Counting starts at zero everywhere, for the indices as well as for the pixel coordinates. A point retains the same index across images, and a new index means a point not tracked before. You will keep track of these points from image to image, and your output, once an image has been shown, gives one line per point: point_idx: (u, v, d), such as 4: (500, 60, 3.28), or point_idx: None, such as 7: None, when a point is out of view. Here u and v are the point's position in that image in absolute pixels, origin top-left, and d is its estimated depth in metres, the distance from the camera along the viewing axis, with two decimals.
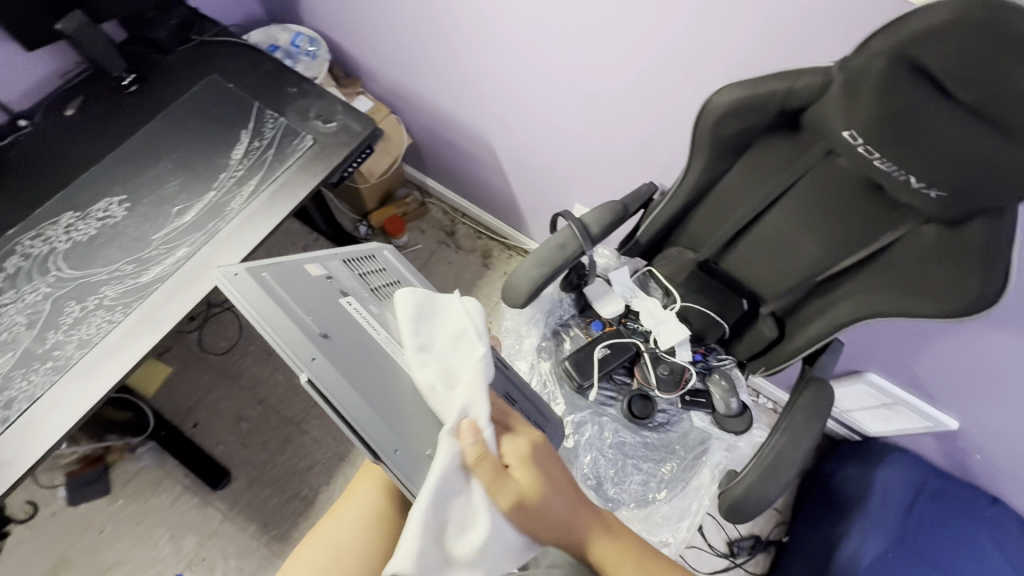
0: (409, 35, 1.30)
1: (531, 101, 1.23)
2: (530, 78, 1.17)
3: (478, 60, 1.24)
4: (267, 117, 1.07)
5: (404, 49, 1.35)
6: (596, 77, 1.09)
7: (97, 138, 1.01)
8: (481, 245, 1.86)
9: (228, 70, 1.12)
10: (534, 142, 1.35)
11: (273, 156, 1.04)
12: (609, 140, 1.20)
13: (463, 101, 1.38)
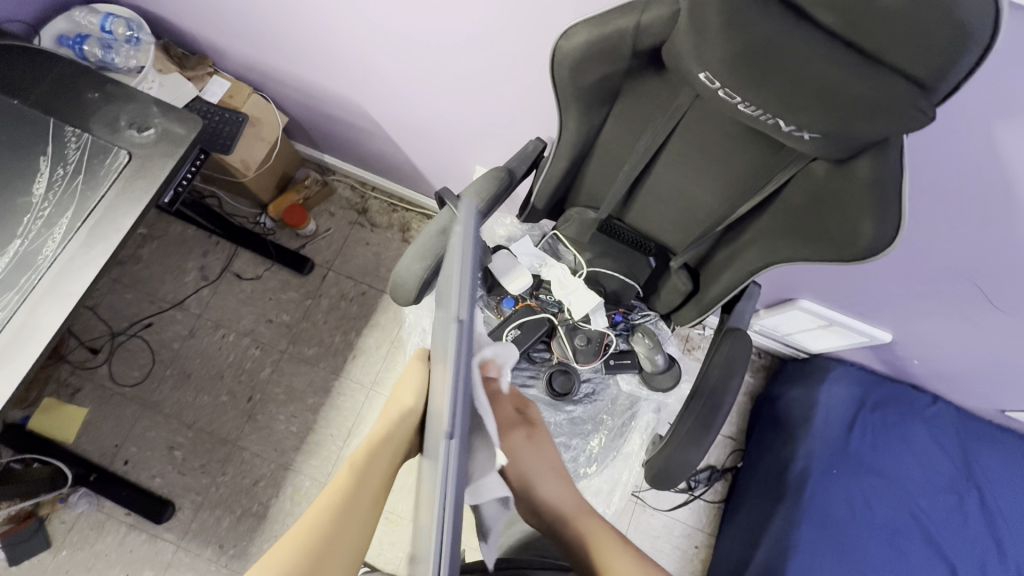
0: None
1: (391, 60, 1.07)
2: (381, 33, 1.01)
3: (318, 18, 1.04)
4: (68, 135, 0.91)
5: (239, 19, 1.14)
6: (446, 25, 0.93)
7: None
8: (397, 218, 1.73)
9: (11, 84, 0.93)
10: (411, 104, 1.19)
11: (84, 183, 0.88)
12: (484, 93, 1.05)
13: (321, 68, 1.19)
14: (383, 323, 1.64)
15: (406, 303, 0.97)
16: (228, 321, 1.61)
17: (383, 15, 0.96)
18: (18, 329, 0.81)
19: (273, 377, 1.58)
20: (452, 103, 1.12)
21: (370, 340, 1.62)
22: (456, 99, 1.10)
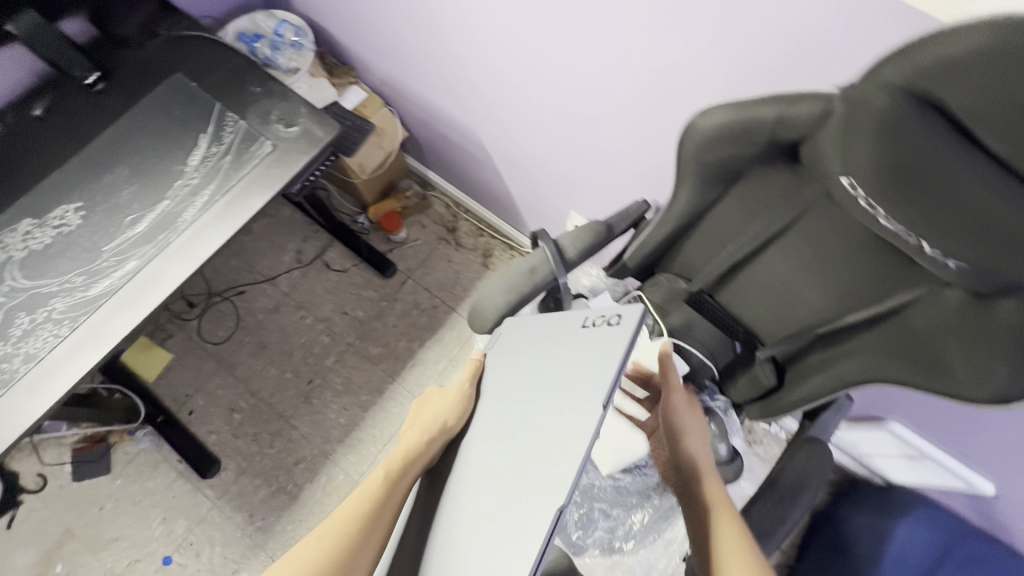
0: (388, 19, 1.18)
1: (518, 103, 1.13)
2: (515, 79, 1.07)
3: (457, 52, 1.11)
4: (227, 120, 1.02)
5: (391, 44, 1.26)
6: (580, 83, 0.97)
7: (62, 141, 1.00)
8: (482, 243, 1.78)
9: (194, 68, 1.07)
10: (524, 141, 1.23)
11: (230, 163, 0.98)
12: (599, 149, 1.08)
13: (450, 94, 1.27)
14: (447, 340, 1.68)
15: (482, 331, 0.99)
16: (309, 304, 1.71)
17: (519, 59, 1.01)
18: (145, 277, 0.91)
19: (335, 366, 1.65)
20: (565, 148, 1.14)
21: (431, 354, 1.66)
22: (569, 145, 1.12)
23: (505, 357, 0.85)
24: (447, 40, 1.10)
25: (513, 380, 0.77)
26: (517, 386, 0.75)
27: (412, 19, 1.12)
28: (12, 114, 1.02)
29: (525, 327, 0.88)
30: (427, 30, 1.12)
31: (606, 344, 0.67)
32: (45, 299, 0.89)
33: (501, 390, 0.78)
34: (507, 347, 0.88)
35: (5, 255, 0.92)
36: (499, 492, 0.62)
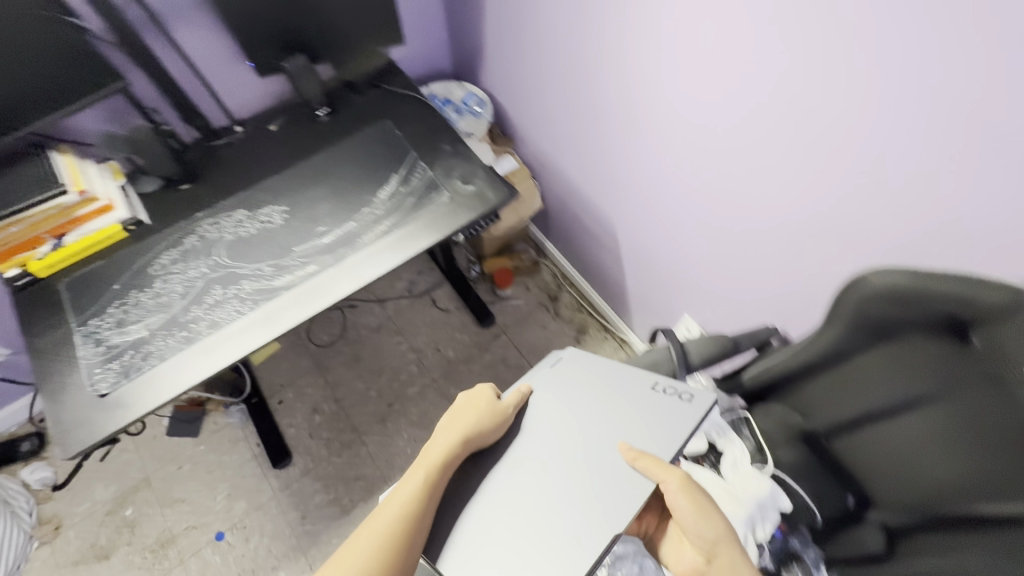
0: (570, 109, 1.32)
1: (663, 208, 1.22)
2: (669, 188, 1.16)
3: (629, 151, 1.21)
4: (417, 168, 1.18)
5: (558, 131, 1.41)
6: (733, 208, 1.04)
7: (284, 154, 1.21)
8: (579, 318, 1.84)
9: (399, 118, 1.25)
10: (658, 241, 1.30)
11: (411, 204, 1.13)
12: (733, 269, 1.13)
13: (602, 184, 1.38)
14: None
15: None
16: (408, 333, 1.83)
17: (691, 172, 1.08)
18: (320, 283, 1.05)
19: (415, 397, 1.73)
20: (703, 258, 1.19)
21: None
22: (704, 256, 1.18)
23: (557, 378, 0.84)
24: (622, 140, 1.21)
25: (566, 408, 0.77)
26: (570, 417, 0.76)
27: (595, 114, 1.24)
28: (253, 123, 1.25)
29: (586, 364, 0.87)
30: (606, 126, 1.23)
31: (675, 423, 0.74)
32: (239, 280, 1.04)
33: (544, 409, 0.78)
34: (562, 369, 0.86)
35: (218, 235, 1.10)
36: (537, 509, 0.66)
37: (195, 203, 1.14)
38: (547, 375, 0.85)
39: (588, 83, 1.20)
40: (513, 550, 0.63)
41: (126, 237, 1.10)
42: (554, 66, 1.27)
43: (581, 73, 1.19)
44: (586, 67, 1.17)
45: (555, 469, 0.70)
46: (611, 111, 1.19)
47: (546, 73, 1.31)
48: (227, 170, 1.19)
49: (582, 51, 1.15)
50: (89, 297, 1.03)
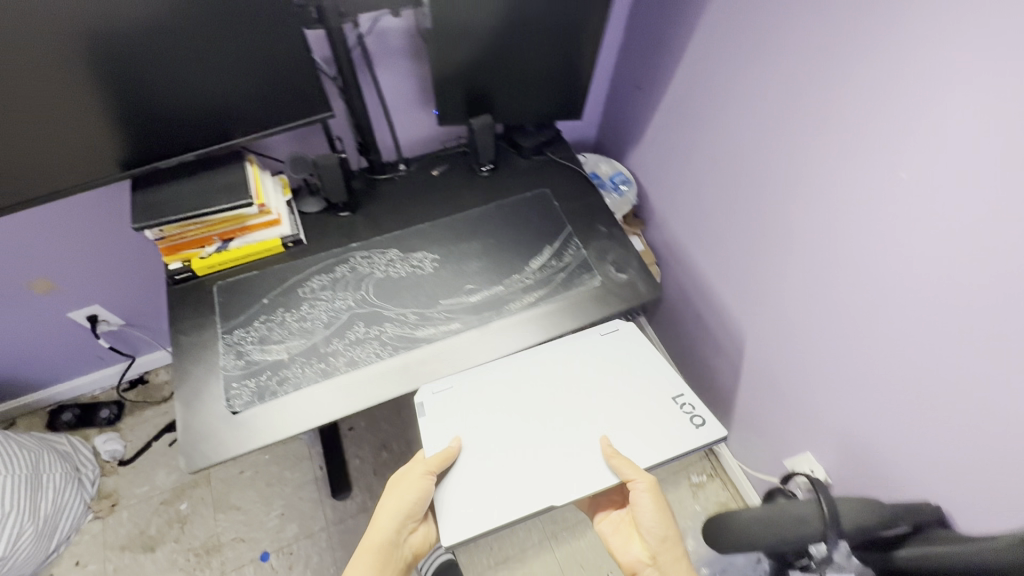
0: (730, 215, 1.25)
1: (809, 333, 1.13)
2: (821, 314, 1.08)
3: (795, 278, 1.12)
4: (571, 244, 1.16)
5: (703, 227, 1.37)
6: (898, 356, 0.93)
7: (441, 202, 1.22)
8: None
9: (559, 189, 1.25)
10: (794, 364, 1.20)
11: (562, 280, 1.11)
12: (884, 421, 1.01)
13: (744, 296, 1.29)
14: None
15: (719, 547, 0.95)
16: None
17: (871, 323, 0.97)
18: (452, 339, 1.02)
19: None
20: (856, 410, 1.08)
21: None
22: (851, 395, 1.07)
23: (597, 349, 1.05)
24: (789, 264, 1.12)
25: (602, 372, 1.02)
26: (604, 378, 1.02)
27: (764, 229, 1.16)
28: (418, 164, 1.27)
29: (631, 346, 1.05)
30: (773, 245, 1.15)
31: (667, 440, 0.93)
32: (382, 321, 1.03)
33: (584, 369, 1.03)
34: (607, 340, 1.06)
35: (368, 269, 1.09)
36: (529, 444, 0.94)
37: (351, 233, 1.15)
38: (592, 342, 1.06)
39: (766, 198, 1.12)
40: (523, 464, 0.92)
41: (282, 252, 1.11)
42: (729, 171, 1.21)
43: (762, 186, 1.12)
44: (771, 182, 1.10)
45: (518, 372, 1.02)
46: (786, 232, 1.10)
47: (714, 174, 1.26)
48: (386, 206, 1.21)
49: (773, 167, 1.08)
50: (238, 305, 1.03)
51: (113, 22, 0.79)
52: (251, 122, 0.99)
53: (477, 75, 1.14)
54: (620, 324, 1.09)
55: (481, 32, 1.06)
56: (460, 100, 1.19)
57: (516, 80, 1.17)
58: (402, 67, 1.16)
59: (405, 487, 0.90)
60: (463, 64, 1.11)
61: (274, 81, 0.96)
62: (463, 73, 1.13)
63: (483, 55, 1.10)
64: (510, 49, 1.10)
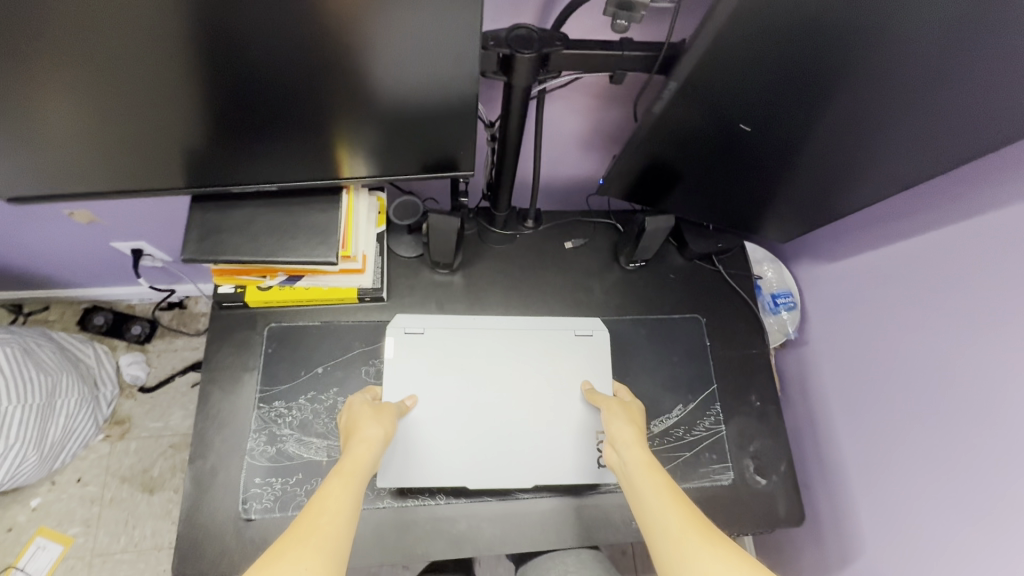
0: (908, 430, 0.93)
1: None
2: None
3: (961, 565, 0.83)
4: (710, 410, 0.88)
5: (845, 393, 1.06)
6: None
7: (562, 291, 0.94)
8: None
9: (717, 322, 0.95)
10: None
11: (683, 461, 0.85)
12: None
13: (871, 521, 1.00)
14: None
15: None
16: None
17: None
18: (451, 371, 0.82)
19: None
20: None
21: None
22: None
23: (555, 343, 0.86)
24: (964, 546, 0.83)
25: (548, 376, 0.84)
26: (547, 383, 0.83)
27: (953, 484, 0.85)
28: (550, 224, 0.98)
29: (600, 363, 0.85)
30: (952, 505, 0.85)
31: (606, 525, 0.82)
32: (439, 448, 0.79)
33: (529, 363, 0.84)
34: (577, 344, 0.86)
35: None
36: (460, 425, 0.81)
37: (442, 301, 0.90)
38: (563, 337, 0.86)
39: (986, 461, 0.80)
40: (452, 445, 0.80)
41: (356, 303, 0.88)
42: (947, 388, 0.86)
43: (991, 447, 0.79)
44: (1009, 453, 0.77)
45: (473, 348, 0.84)
46: (988, 516, 0.79)
47: (917, 373, 0.91)
48: (494, 274, 0.94)
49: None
50: (288, 366, 0.83)
51: (207, 13, 0.52)
52: (366, 151, 0.75)
53: (676, 163, 0.82)
54: (596, 328, 0.87)
55: (713, 129, 0.72)
56: (637, 176, 0.87)
57: (722, 179, 0.85)
58: (577, 107, 0.82)
59: (384, 421, 0.73)
60: (665, 150, 0.79)
61: (410, 115, 0.69)
62: (657, 156, 0.81)
63: (699, 149, 0.78)
64: (737, 153, 0.78)
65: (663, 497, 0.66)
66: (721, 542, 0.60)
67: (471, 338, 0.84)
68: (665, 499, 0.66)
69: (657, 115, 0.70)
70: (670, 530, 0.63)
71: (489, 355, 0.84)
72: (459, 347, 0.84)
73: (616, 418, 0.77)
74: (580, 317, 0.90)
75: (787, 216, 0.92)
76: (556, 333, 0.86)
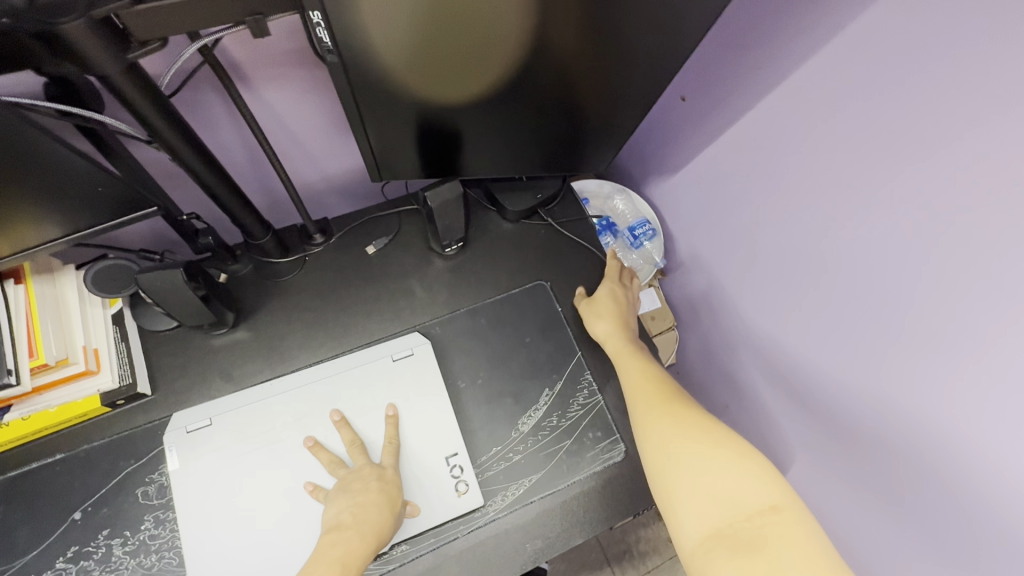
0: (763, 326, 0.78)
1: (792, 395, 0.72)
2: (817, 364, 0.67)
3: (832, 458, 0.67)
4: (581, 382, 0.77)
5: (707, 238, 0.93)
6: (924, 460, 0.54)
7: (377, 306, 0.77)
8: None
9: (565, 281, 0.83)
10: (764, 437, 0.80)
11: (567, 452, 0.72)
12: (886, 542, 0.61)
13: None
14: None
15: None
16: None
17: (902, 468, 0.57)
18: (257, 451, 0.64)
19: None
20: None
21: None
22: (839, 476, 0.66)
23: (370, 378, 0.70)
24: (827, 439, 0.67)
25: (370, 418, 0.68)
26: (373, 427, 0.68)
27: (811, 369, 0.68)
28: (344, 233, 0.81)
29: (429, 381, 0.71)
30: (813, 394, 0.68)
31: (499, 560, 0.67)
32: (259, 555, 0.61)
33: (350, 416, 0.67)
34: (398, 369, 0.71)
35: None
36: (280, 509, 0.63)
37: (228, 368, 0.71)
38: (377, 368, 0.70)
39: (843, 331, 0.63)
40: (274, 541, 0.62)
41: (109, 412, 0.67)
42: (793, 256, 0.69)
43: (845, 310, 0.62)
44: (863, 309, 0.60)
45: (276, 420, 0.66)
46: (847, 395, 0.63)
47: (760, 260, 0.76)
48: (290, 313, 0.75)
49: (884, 289, 0.57)
50: (27, 530, 0.61)
51: None
52: (34, 215, 0.54)
53: (423, 112, 0.65)
54: (416, 345, 0.73)
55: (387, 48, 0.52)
56: (408, 143, 0.71)
57: (491, 114, 0.69)
58: (297, 86, 0.65)
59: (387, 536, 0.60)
60: (379, 100, 0.60)
61: (56, 145, 0.48)
62: (392, 112, 0.63)
63: (410, 86, 0.59)
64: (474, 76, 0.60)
65: (641, 382, 0.71)
66: (682, 411, 0.66)
67: (264, 398, 0.67)
68: (640, 384, 0.71)
69: (339, 65, 0.53)
70: (637, 406, 0.69)
71: (292, 416, 0.67)
72: (252, 421, 0.66)
73: (617, 297, 0.79)
74: (398, 337, 0.75)
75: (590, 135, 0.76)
76: (368, 366, 0.71)
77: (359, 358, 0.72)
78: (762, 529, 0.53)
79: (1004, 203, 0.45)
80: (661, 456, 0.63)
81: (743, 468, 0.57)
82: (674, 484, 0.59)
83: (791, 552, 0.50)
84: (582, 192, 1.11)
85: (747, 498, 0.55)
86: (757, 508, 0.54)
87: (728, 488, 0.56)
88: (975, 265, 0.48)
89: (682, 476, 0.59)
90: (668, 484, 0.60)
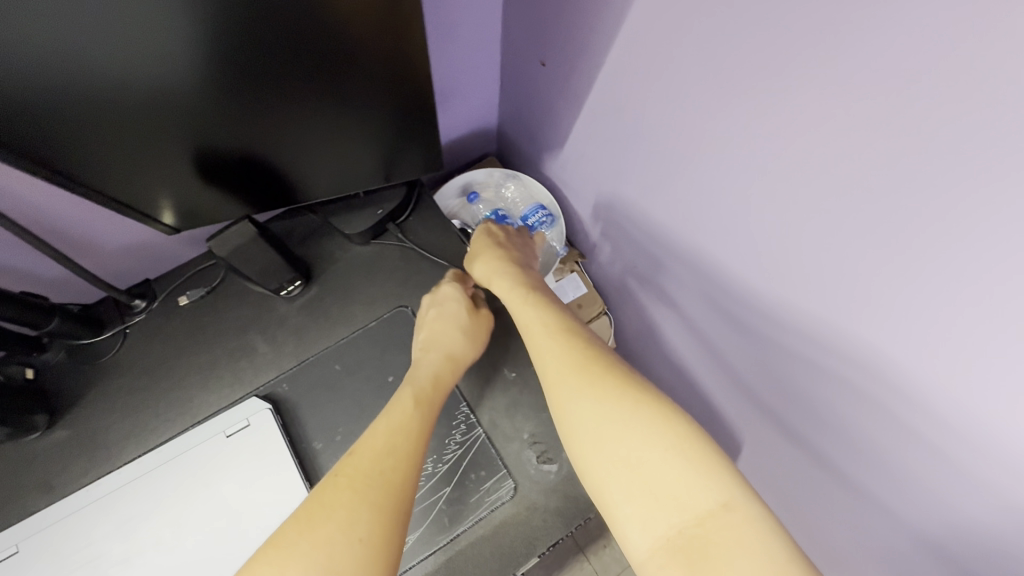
0: (728, 321, 0.65)
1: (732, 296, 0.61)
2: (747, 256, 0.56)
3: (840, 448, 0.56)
4: (454, 418, 0.68)
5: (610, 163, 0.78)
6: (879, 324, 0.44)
7: (215, 372, 0.68)
8: None
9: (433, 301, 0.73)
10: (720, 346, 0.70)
11: (445, 502, 0.63)
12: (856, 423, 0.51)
13: (714, 417, 0.82)
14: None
15: None
16: None
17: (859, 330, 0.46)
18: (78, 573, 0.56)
19: None
20: None
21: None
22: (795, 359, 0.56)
23: (202, 463, 0.62)
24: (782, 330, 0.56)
25: (205, 509, 0.59)
26: (209, 518, 0.59)
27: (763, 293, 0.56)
28: (169, 296, 0.72)
29: (270, 452, 0.62)
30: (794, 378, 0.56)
31: None
32: None
33: (183, 511, 0.59)
34: (234, 447, 0.63)
35: None
36: None
37: (46, 478, 0.62)
38: (209, 450, 0.62)
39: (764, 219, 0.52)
40: None
41: None
42: (736, 246, 0.57)
43: (816, 308, 0.50)
44: (825, 302, 0.48)
45: (97, 533, 0.58)
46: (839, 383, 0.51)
47: (704, 258, 0.64)
48: (114, 399, 0.66)
49: (846, 260, 0.44)
50: None
51: None
52: None
53: (199, 116, 0.51)
54: (252, 414, 0.64)
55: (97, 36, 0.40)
56: (183, 172, 0.58)
57: (291, 115, 0.55)
58: None
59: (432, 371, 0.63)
60: (102, 110, 0.46)
61: None
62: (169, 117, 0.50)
63: (152, 90, 0.46)
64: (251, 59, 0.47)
65: (543, 333, 0.59)
66: (604, 377, 0.52)
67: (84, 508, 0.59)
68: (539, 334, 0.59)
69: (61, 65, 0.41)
70: (551, 376, 0.55)
71: (115, 525, 0.58)
72: (69, 539, 0.58)
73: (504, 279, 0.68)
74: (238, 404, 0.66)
75: (410, 134, 0.65)
76: (199, 449, 0.62)
77: (188, 442, 0.63)
78: (713, 536, 0.41)
79: (902, 114, 0.34)
80: (583, 441, 0.49)
81: (687, 464, 0.44)
82: (606, 480, 0.47)
83: (750, 562, 0.39)
84: (468, 188, 1.01)
85: (694, 497, 0.43)
86: (704, 509, 0.42)
87: (674, 485, 0.44)
88: (945, 248, 0.36)
89: (613, 468, 0.46)
90: (595, 472, 0.47)
